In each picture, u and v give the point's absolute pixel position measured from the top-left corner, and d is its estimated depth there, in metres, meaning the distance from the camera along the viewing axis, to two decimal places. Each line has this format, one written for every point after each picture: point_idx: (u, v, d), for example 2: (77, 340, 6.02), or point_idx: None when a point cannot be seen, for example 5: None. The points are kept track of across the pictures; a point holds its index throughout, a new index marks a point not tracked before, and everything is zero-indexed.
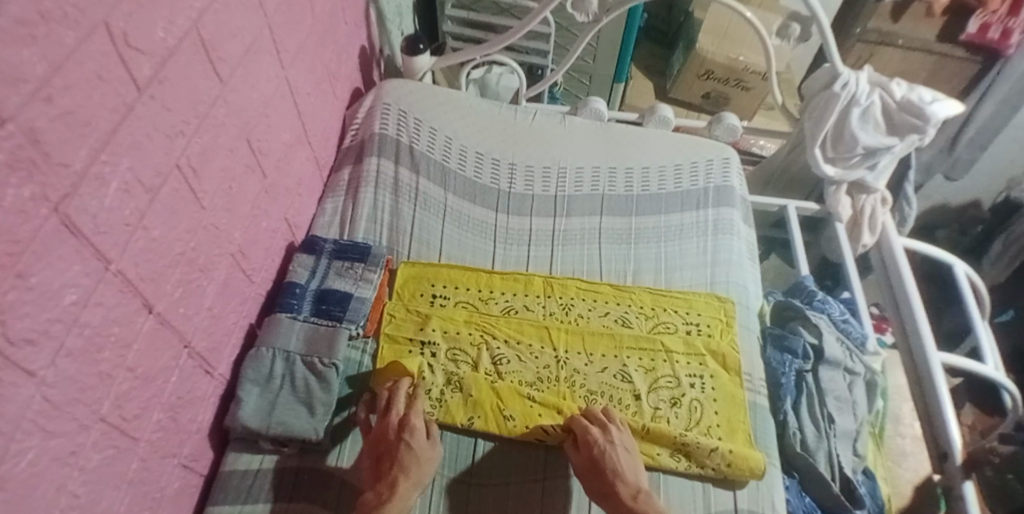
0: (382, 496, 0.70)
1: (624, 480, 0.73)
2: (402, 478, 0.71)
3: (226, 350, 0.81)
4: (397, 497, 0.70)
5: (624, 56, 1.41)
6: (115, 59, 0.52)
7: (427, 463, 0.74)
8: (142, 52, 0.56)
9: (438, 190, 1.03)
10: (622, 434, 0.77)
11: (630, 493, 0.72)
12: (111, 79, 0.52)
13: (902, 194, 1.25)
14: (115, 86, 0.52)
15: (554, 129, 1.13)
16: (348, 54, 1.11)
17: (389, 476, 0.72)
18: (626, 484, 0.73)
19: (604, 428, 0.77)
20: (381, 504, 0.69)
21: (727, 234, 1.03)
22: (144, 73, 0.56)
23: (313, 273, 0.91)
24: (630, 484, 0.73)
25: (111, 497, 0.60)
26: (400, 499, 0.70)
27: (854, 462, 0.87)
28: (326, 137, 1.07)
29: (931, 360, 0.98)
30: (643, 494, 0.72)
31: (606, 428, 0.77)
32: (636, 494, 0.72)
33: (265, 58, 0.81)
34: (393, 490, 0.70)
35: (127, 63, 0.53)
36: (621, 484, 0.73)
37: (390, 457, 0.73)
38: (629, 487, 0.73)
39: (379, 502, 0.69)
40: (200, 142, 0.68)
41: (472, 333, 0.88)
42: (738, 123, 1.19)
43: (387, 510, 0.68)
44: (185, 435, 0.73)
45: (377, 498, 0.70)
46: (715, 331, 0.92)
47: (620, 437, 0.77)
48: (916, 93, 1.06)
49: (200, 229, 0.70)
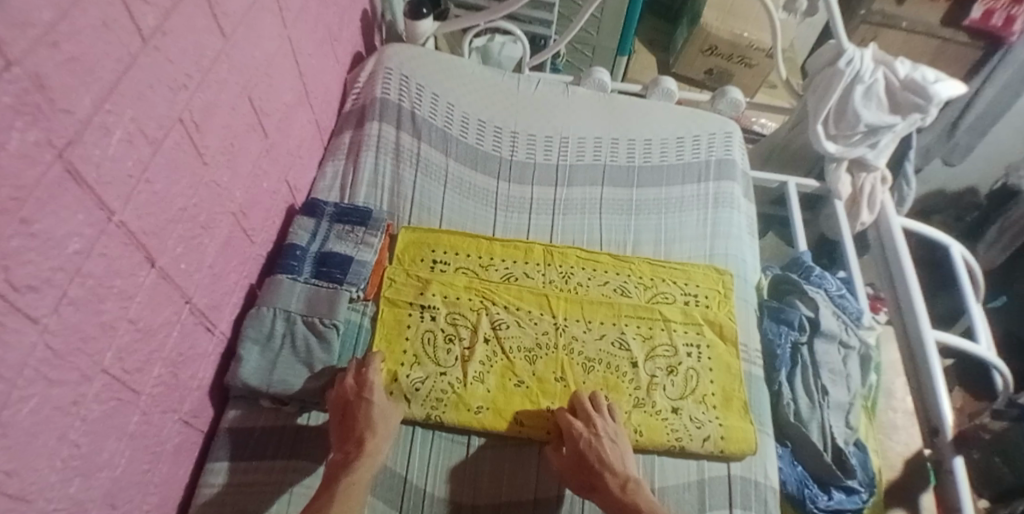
0: (350, 457, 0.72)
1: (612, 472, 0.73)
2: (370, 434, 0.73)
3: (226, 309, 0.81)
4: (364, 455, 0.71)
5: (628, 28, 1.40)
6: (120, 7, 0.51)
7: (384, 419, 0.75)
8: (146, 2, 0.55)
9: (439, 157, 1.03)
10: (606, 423, 0.77)
11: (619, 484, 0.73)
12: (117, 28, 0.51)
13: (902, 174, 1.26)
14: (120, 35, 0.52)
15: (556, 98, 1.13)
16: (349, 16, 1.10)
17: (355, 436, 0.73)
18: (615, 475, 0.73)
19: (588, 421, 0.77)
20: (348, 463, 0.71)
21: (726, 207, 1.04)
22: (149, 23, 0.56)
23: (313, 235, 0.91)
24: (618, 474, 0.73)
25: (113, 449, 0.60)
26: (367, 455, 0.72)
27: (846, 433, 0.88)
28: (326, 100, 1.06)
29: (925, 337, 0.99)
30: (632, 483, 0.73)
31: (590, 422, 0.77)
32: (625, 483, 0.73)
33: (268, 17, 0.80)
34: (361, 447, 0.72)
35: (131, 11, 0.53)
36: (610, 475, 0.73)
37: (350, 416, 0.75)
38: (618, 478, 0.73)
39: (348, 462, 0.71)
40: (203, 97, 0.67)
41: (471, 298, 0.88)
42: (741, 98, 1.18)
43: (355, 469, 0.70)
44: (185, 391, 0.74)
45: (345, 456, 0.72)
46: (714, 302, 0.92)
47: (605, 427, 0.77)
48: (920, 72, 1.05)
49: (202, 186, 0.70)
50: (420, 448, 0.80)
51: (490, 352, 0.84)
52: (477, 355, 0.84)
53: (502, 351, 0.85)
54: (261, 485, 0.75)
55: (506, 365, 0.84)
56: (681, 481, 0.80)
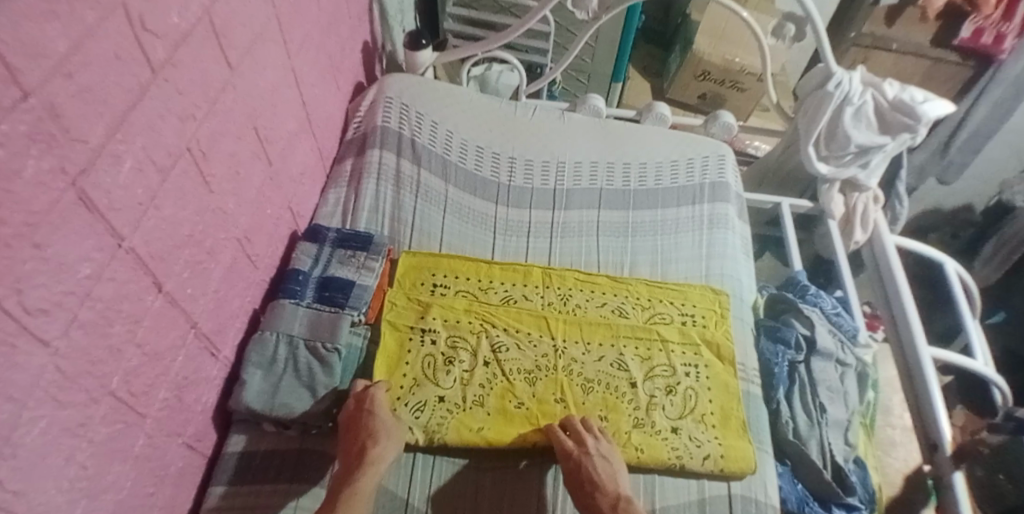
0: (352, 470, 0.72)
1: (603, 491, 0.75)
2: (371, 443, 0.74)
3: (231, 333, 0.82)
4: (365, 469, 0.72)
5: (622, 56, 1.44)
6: (131, 40, 0.53)
7: (389, 435, 0.75)
8: (156, 36, 0.57)
9: (439, 182, 1.05)
10: (597, 441, 0.78)
11: (610, 503, 0.74)
12: (128, 60, 0.54)
13: (894, 193, 1.28)
14: (131, 67, 0.54)
15: (553, 124, 1.16)
16: (351, 48, 1.13)
17: (360, 448, 0.74)
18: (605, 495, 0.74)
19: (579, 440, 0.78)
20: (352, 478, 0.71)
21: (721, 228, 1.05)
22: (158, 55, 0.58)
23: (315, 260, 0.92)
24: (610, 493, 0.75)
25: (117, 471, 0.61)
26: (370, 469, 0.72)
27: (845, 450, 0.88)
28: (329, 128, 1.09)
29: (922, 355, 1.00)
30: (623, 502, 0.74)
31: (581, 441, 0.77)
32: (616, 502, 0.74)
33: (273, 49, 0.83)
34: (365, 461, 0.73)
35: (142, 45, 0.55)
36: (601, 495, 0.74)
37: (355, 432, 0.75)
38: (609, 496, 0.74)
39: (348, 474, 0.72)
40: (209, 126, 0.70)
41: (471, 321, 0.89)
42: (734, 121, 1.21)
43: (357, 483, 0.71)
44: (189, 415, 0.75)
45: (347, 465, 0.73)
46: (711, 322, 0.93)
47: (597, 446, 0.77)
48: (908, 93, 1.08)
49: (208, 213, 0.72)
50: (423, 464, 0.80)
51: (490, 374, 0.85)
52: (476, 378, 0.85)
53: (502, 373, 0.85)
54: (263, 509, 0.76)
55: (506, 387, 0.85)
56: (682, 500, 0.80)
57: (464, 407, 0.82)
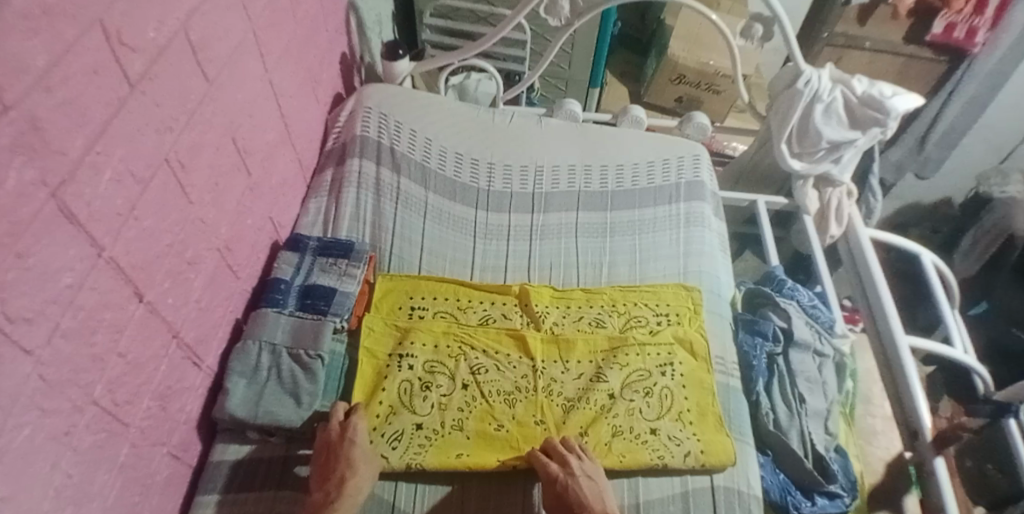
0: (331, 495, 0.72)
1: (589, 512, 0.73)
2: (350, 474, 0.74)
3: (213, 343, 0.83)
4: (344, 495, 0.72)
5: (598, 62, 1.46)
6: (110, 55, 0.55)
7: (366, 468, 0.76)
8: (134, 50, 0.59)
9: (419, 189, 1.06)
10: (581, 462, 0.77)
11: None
12: (107, 74, 0.55)
13: (867, 187, 1.30)
14: (110, 80, 0.55)
15: (530, 130, 1.18)
16: (329, 60, 1.16)
17: (335, 476, 0.74)
18: None
19: (563, 462, 0.77)
20: (329, 503, 0.71)
21: (698, 226, 1.07)
22: (136, 69, 0.60)
23: (297, 269, 0.93)
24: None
25: (103, 480, 0.62)
26: (348, 497, 0.72)
27: (826, 440, 0.90)
28: (309, 139, 1.10)
29: (899, 343, 1.02)
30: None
31: (565, 463, 0.76)
32: None
33: (250, 62, 0.84)
34: (341, 489, 0.72)
35: (120, 59, 0.56)
36: None
37: (334, 459, 0.75)
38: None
39: (328, 501, 0.72)
40: (188, 138, 0.71)
41: (449, 345, 0.89)
42: (708, 122, 1.23)
43: (337, 507, 0.71)
44: (173, 424, 0.75)
45: (325, 496, 0.72)
46: (684, 319, 0.95)
47: (580, 466, 0.76)
48: (877, 88, 1.10)
49: (188, 223, 0.73)
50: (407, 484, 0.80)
51: (469, 397, 0.85)
52: (455, 401, 0.85)
53: (481, 395, 0.86)
54: None
55: (486, 409, 0.85)
56: (666, 494, 0.81)
57: (442, 434, 0.82)
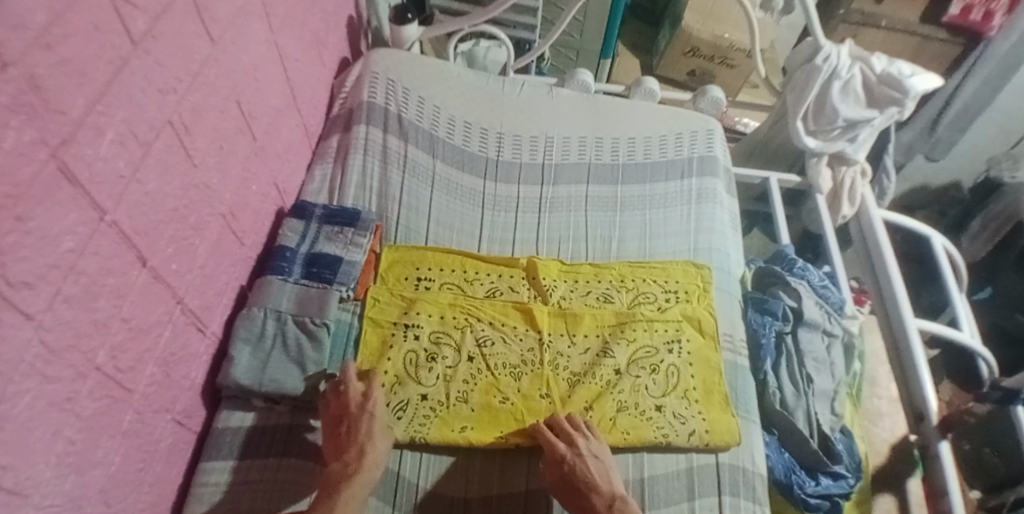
0: (350, 466, 0.71)
1: (598, 492, 0.73)
2: (370, 447, 0.73)
3: (218, 310, 0.82)
4: (364, 467, 0.71)
5: (610, 32, 1.42)
6: (111, 11, 0.52)
7: (384, 444, 0.75)
8: (136, 6, 0.56)
9: (426, 158, 1.04)
10: (588, 441, 0.77)
11: (605, 503, 0.73)
12: (108, 32, 0.53)
13: (882, 167, 1.28)
14: (111, 38, 0.53)
15: (540, 100, 1.15)
16: (336, 23, 1.12)
17: (350, 449, 0.73)
18: (601, 496, 0.73)
19: (570, 442, 0.76)
20: (348, 475, 0.70)
21: (709, 202, 1.06)
22: (139, 27, 0.57)
23: (302, 237, 0.92)
24: (604, 494, 0.73)
25: (106, 446, 0.61)
26: (367, 469, 0.71)
27: (832, 420, 0.90)
28: (315, 104, 1.07)
29: (908, 325, 1.01)
30: (618, 502, 0.73)
31: (572, 442, 0.76)
32: (611, 503, 0.73)
33: (255, 23, 0.82)
34: (359, 462, 0.72)
35: (122, 15, 0.54)
36: (597, 495, 0.73)
37: (353, 432, 0.74)
38: (604, 497, 0.73)
39: (348, 473, 0.71)
40: (191, 100, 0.69)
41: (456, 317, 0.89)
42: (722, 96, 1.20)
43: (355, 478, 0.70)
44: (178, 391, 0.75)
45: (344, 468, 0.71)
46: (693, 297, 0.94)
47: (587, 446, 0.76)
48: (896, 66, 1.08)
49: (192, 188, 0.71)
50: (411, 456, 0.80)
51: (474, 370, 0.85)
52: (460, 374, 0.84)
53: (486, 368, 0.85)
54: (254, 482, 0.76)
55: (491, 382, 0.84)
56: (669, 470, 0.81)
57: (447, 406, 0.82)
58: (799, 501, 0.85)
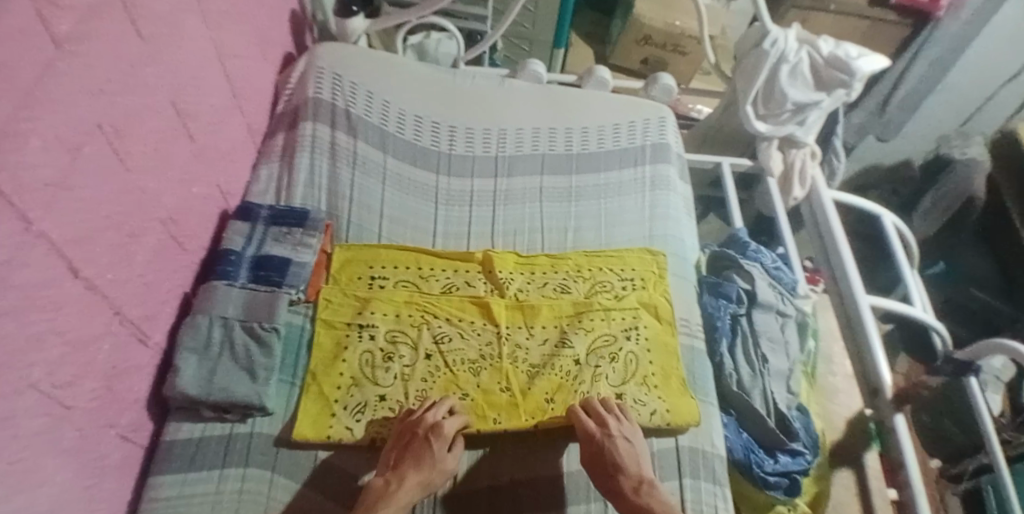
0: (391, 485, 0.72)
1: (626, 473, 0.75)
2: (412, 468, 0.73)
3: (161, 319, 0.79)
4: (406, 489, 0.71)
5: (563, 21, 1.41)
6: (33, 12, 0.50)
7: (442, 474, 0.74)
8: (59, 7, 0.54)
9: (377, 153, 1.02)
10: (619, 424, 0.78)
11: (633, 485, 0.74)
12: (29, 34, 0.50)
13: (831, 148, 1.31)
14: (33, 41, 0.50)
15: (492, 91, 1.14)
16: (278, 17, 1.09)
17: (402, 467, 0.73)
18: (628, 477, 0.75)
19: (602, 423, 0.78)
20: (390, 493, 0.71)
21: (663, 189, 1.06)
22: (63, 28, 0.54)
23: (248, 239, 0.89)
24: (632, 475, 0.75)
25: (50, 466, 0.58)
26: (408, 490, 0.71)
27: (787, 399, 0.92)
28: (258, 102, 1.04)
29: (860, 302, 1.03)
30: (646, 486, 0.75)
31: (603, 424, 0.77)
32: (638, 485, 0.75)
33: (191, 20, 0.79)
34: (402, 480, 0.72)
35: (45, 17, 0.51)
36: (624, 477, 0.75)
37: (410, 452, 0.74)
38: (632, 479, 0.75)
39: (388, 490, 0.71)
40: (123, 102, 0.66)
41: (412, 314, 0.87)
42: (673, 83, 1.21)
43: (396, 497, 0.70)
44: (122, 405, 0.72)
45: (387, 484, 0.72)
46: (649, 283, 0.94)
47: (618, 428, 0.78)
48: (842, 49, 1.10)
49: (127, 193, 0.68)
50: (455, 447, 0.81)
51: (432, 368, 0.84)
52: (418, 372, 0.83)
53: (445, 365, 0.84)
54: (200, 495, 0.72)
55: (449, 379, 0.83)
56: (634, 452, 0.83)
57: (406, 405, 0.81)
58: (757, 479, 0.87)
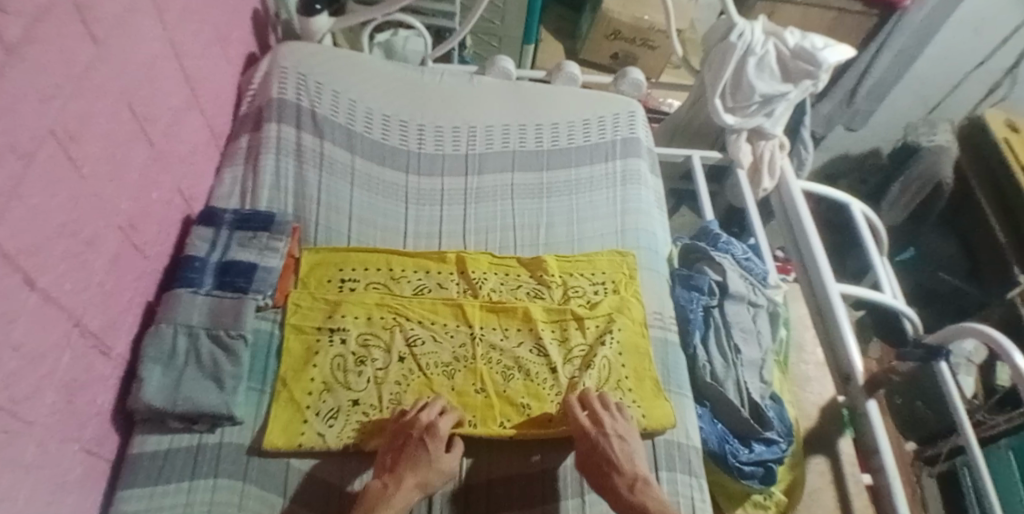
0: (388, 488, 0.71)
1: (620, 472, 0.74)
2: (409, 471, 0.71)
3: (123, 328, 0.77)
4: (402, 493, 0.70)
5: (532, 17, 1.42)
6: None
7: (440, 475, 0.73)
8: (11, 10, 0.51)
9: (344, 154, 1.01)
10: (614, 421, 0.78)
11: (628, 483, 0.74)
12: None
13: (799, 139, 1.33)
14: None
15: (461, 89, 1.13)
16: (239, 17, 1.06)
17: (398, 471, 0.72)
18: (623, 475, 0.74)
19: (596, 421, 0.78)
20: (386, 497, 0.69)
21: (635, 184, 1.06)
22: (14, 32, 0.52)
23: (213, 245, 0.87)
24: (627, 474, 0.74)
25: (9, 483, 0.56)
26: (404, 493, 0.70)
27: (761, 388, 0.93)
28: (220, 103, 1.02)
29: (830, 291, 1.05)
30: (641, 483, 0.74)
31: (598, 422, 0.77)
32: (633, 484, 0.74)
33: (147, 20, 0.76)
34: (398, 484, 0.71)
35: None
36: (618, 475, 0.74)
37: (405, 455, 0.73)
38: (626, 477, 0.74)
39: (385, 494, 0.70)
40: (78, 106, 0.63)
41: (384, 316, 0.86)
42: (642, 77, 1.21)
43: (392, 502, 0.69)
44: (85, 418, 0.69)
45: (382, 488, 0.71)
46: (621, 285, 0.95)
47: (614, 426, 0.78)
48: (808, 40, 1.11)
49: (83, 200, 0.66)
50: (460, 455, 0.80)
51: (405, 370, 0.83)
52: (391, 375, 0.82)
53: (418, 368, 0.83)
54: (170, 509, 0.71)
55: (424, 382, 0.82)
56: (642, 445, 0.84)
57: (380, 409, 0.79)
58: (733, 468, 0.88)
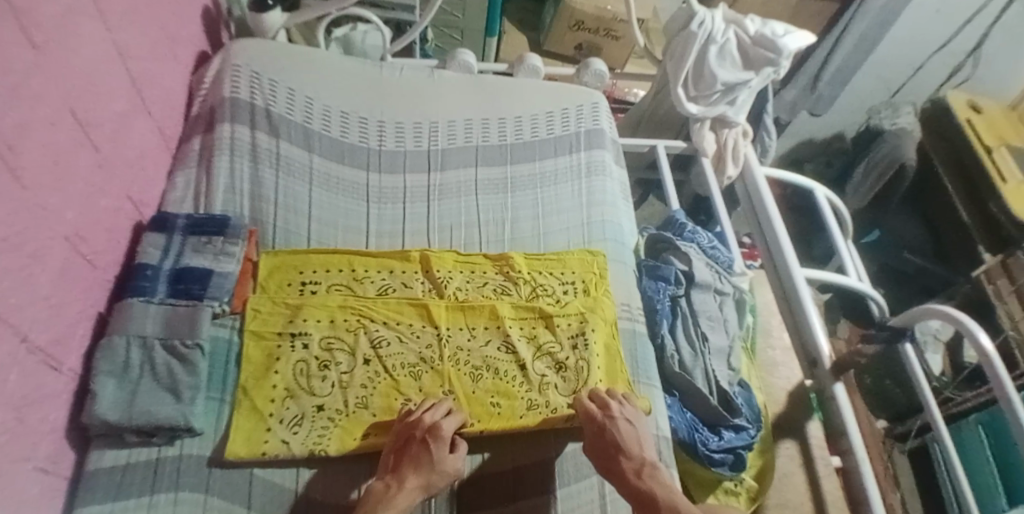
0: (390, 488, 0.70)
1: (628, 456, 0.76)
2: (412, 471, 0.71)
3: (73, 342, 0.74)
4: (405, 492, 0.70)
5: (493, 9, 1.39)
6: None
7: (441, 476, 0.73)
8: None
9: (302, 154, 0.98)
10: (622, 407, 0.80)
11: (636, 469, 0.75)
12: None
13: (762, 126, 1.34)
14: None
15: (421, 84, 1.11)
16: (187, 14, 1.02)
17: (401, 472, 0.72)
18: (631, 461, 0.76)
19: (604, 406, 0.79)
20: (389, 497, 0.69)
21: (600, 176, 1.06)
22: None
23: (165, 252, 0.84)
24: (635, 459, 0.76)
25: None
26: (407, 493, 0.70)
27: (730, 376, 0.94)
28: (169, 105, 0.98)
29: (795, 276, 1.06)
30: (648, 468, 0.76)
31: (606, 407, 0.79)
32: (641, 469, 0.75)
33: (88, 21, 0.72)
34: (401, 484, 0.70)
35: None
36: (626, 460, 0.76)
37: (408, 456, 0.73)
38: (634, 462, 0.76)
39: (388, 494, 0.69)
40: (17, 115, 0.60)
41: (347, 319, 0.84)
42: (605, 68, 1.21)
43: (395, 501, 0.69)
44: (38, 437, 0.66)
45: (386, 488, 0.70)
46: (590, 286, 0.94)
47: (621, 411, 0.79)
48: (769, 28, 1.12)
49: (27, 212, 0.62)
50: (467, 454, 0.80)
51: (371, 373, 0.81)
52: (357, 379, 0.80)
53: (384, 370, 0.82)
54: None
55: (390, 384, 0.81)
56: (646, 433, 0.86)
57: (346, 413, 0.78)
58: (703, 457, 0.88)
